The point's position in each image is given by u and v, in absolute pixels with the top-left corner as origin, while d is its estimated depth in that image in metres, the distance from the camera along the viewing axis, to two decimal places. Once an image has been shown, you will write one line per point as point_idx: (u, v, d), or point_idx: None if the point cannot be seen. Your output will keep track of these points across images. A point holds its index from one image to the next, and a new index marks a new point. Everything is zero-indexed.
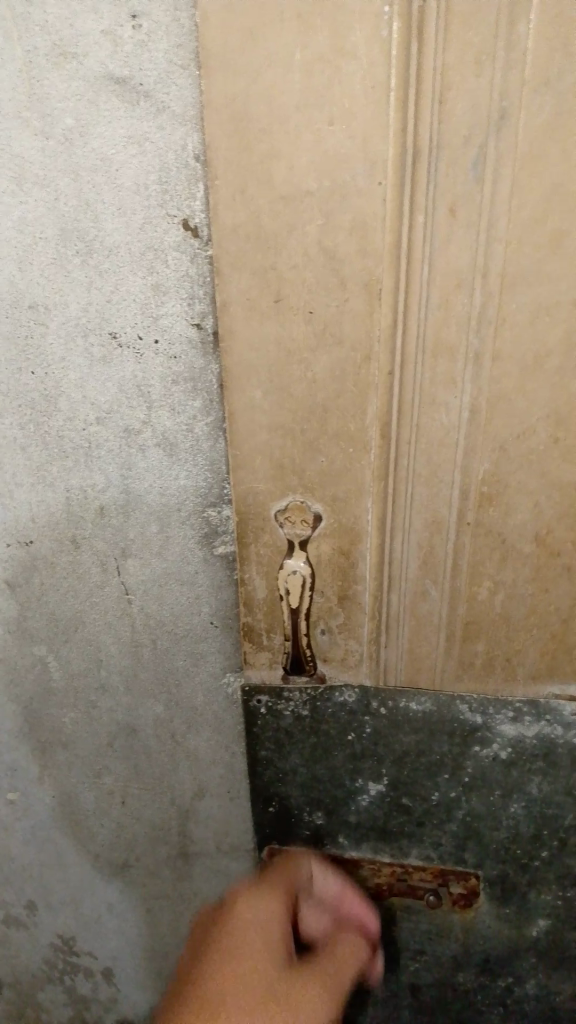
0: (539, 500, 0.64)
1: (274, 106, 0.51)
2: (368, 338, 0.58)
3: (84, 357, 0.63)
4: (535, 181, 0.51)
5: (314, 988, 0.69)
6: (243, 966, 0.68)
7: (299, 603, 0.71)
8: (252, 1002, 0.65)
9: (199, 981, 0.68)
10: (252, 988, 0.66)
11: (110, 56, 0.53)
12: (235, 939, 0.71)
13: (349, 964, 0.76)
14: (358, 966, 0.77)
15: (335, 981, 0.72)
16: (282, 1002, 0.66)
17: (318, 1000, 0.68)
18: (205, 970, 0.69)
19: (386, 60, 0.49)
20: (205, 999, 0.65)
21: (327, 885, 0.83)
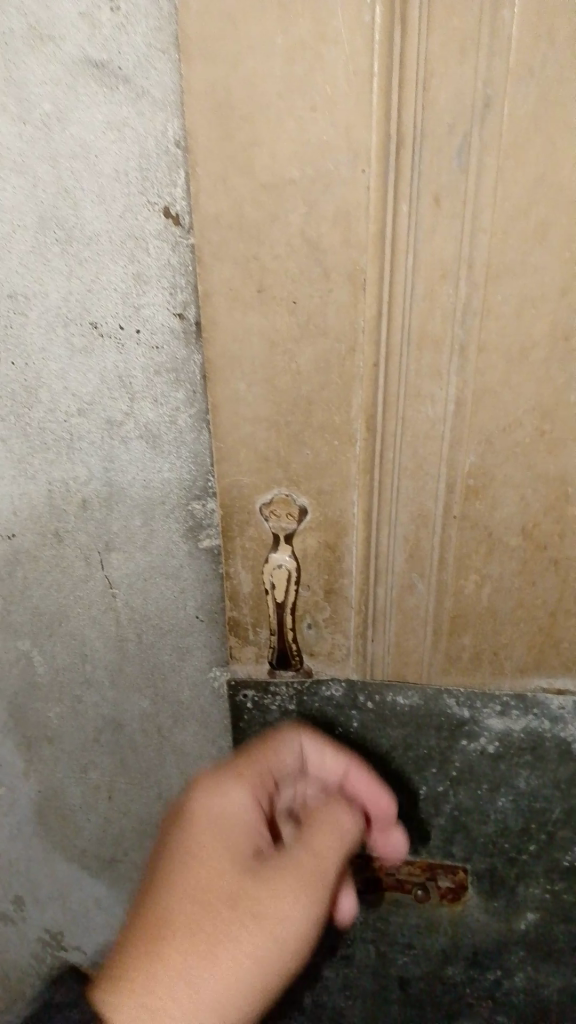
0: (525, 493, 0.63)
1: (255, 93, 0.50)
2: (353, 328, 0.58)
3: (65, 347, 0.62)
4: (519, 171, 0.51)
5: (282, 882, 0.59)
6: (197, 883, 0.59)
7: (285, 599, 0.70)
8: (204, 923, 0.57)
9: (152, 892, 0.60)
10: (207, 903, 0.58)
11: (88, 39, 0.51)
12: (193, 836, 0.62)
13: (333, 835, 0.65)
14: (353, 830, 0.67)
15: (315, 847, 0.63)
16: (241, 915, 0.57)
17: (288, 896, 0.59)
18: (159, 879, 0.60)
19: (368, 46, 0.48)
20: (154, 920, 0.57)
21: (321, 763, 0.74)
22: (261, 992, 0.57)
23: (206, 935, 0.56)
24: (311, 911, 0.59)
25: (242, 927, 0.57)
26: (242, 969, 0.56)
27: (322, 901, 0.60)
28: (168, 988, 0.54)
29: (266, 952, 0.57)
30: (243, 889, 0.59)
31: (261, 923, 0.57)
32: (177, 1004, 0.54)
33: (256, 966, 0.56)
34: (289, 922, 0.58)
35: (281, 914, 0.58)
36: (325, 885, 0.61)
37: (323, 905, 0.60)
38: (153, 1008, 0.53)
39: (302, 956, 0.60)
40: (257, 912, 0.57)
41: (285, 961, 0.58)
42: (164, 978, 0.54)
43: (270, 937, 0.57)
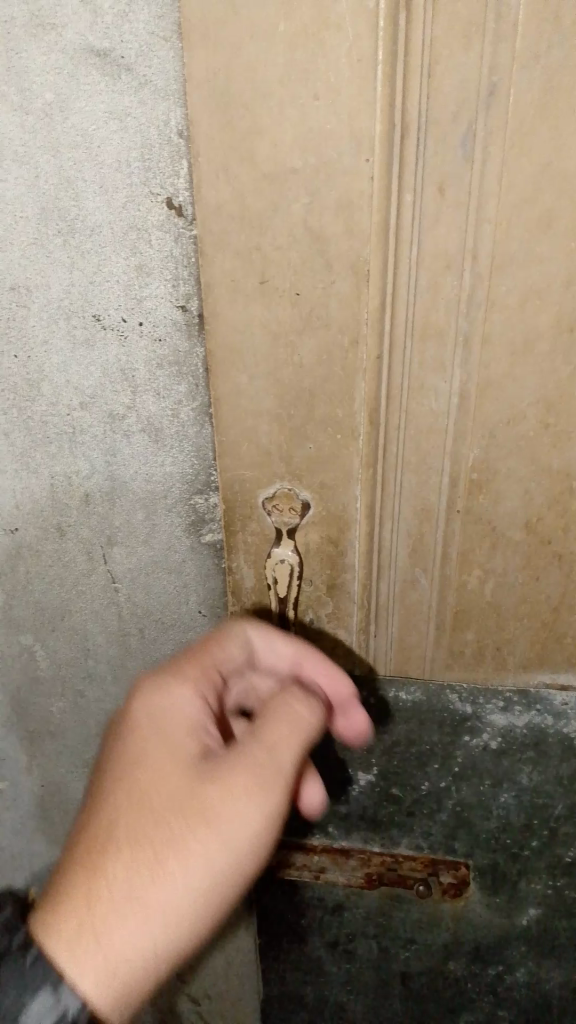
0: (530, 487, 0.63)
1: (257, 81, 0.50)
2: (356, 320, 0.57)
3: (67, 339, 0.62)
4: (524, 159, 0.50)
5: (231, 773, 0.53)
6: (135, 790, 0.53)
7: (287, 594, 0.70)
8: (143, 838, 0.51)
9: (92, 808, 0.54)
10: (146, 817, 0.51)
11: (90, 28, 0.51)
12: (131, 739, 0.57)
13: (293, 733, 0.57)
14: (313, 719, 0.58)
15: (268, 744, 0.55)
16: (185, 820, 0.51)
17: (237, 788, 0.52)
18: (99, 794, 0.55)
19: (372, 32, 0.48)
20: (90, 843, 0.51)
21: (275, 651, 0.66)
22: (222, 889, 0.51)
23: (146, 847, 0.50)
24: (267, 800, 0.52)
25: (188, 831, 0.51)
26: (192, 875, 0.50)
27: (285, 792, 0.54)
28: (108, 902, 0.48)
29: (218, 848, 0.51)
30: (186, 787, 0.53)
31: (209, 823, 0.51)
32: (118, 923, 0.48)
33: (209, 860, 0.50)
34: (241, 817, 0.51)
35: (225, 808, 0.51)
36: (282, 773, 0.54)
37: (284, 796, 0.54)
38: (93, 926, 0.48)
39: (275, 849, 0.54)
40: (206, 816, 0.51)
41: (248, 852, 0.52)
42: (101, 890, 0.49)
43: (221, 833, 0.51)
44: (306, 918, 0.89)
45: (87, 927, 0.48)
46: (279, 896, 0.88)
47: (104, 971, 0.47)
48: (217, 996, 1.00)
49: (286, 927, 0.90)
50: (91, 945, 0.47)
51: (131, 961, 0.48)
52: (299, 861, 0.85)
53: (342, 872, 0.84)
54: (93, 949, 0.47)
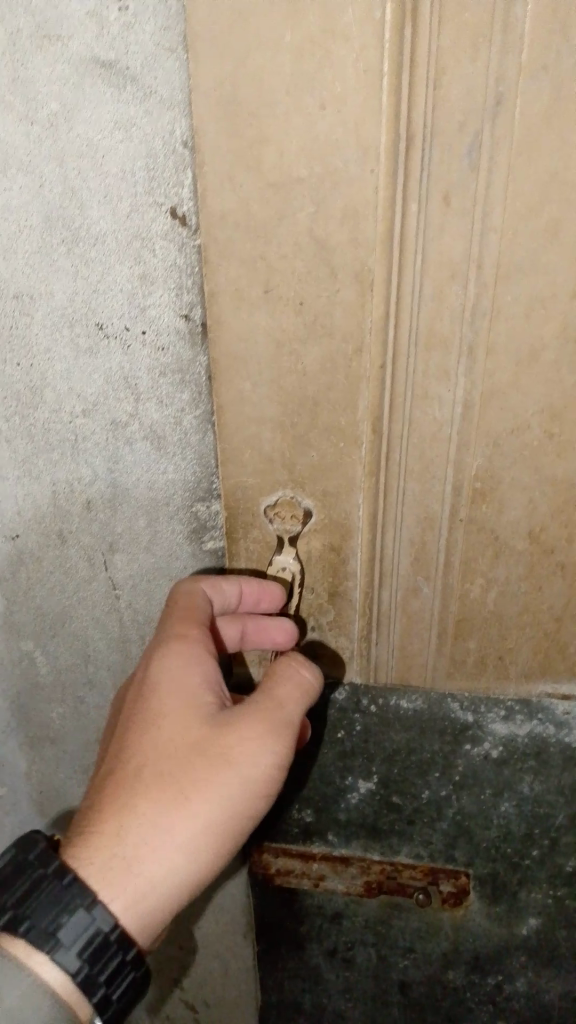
0: (533, 497, 0.63)
1: (264, 91, 0.50)
2: (360, 329, 0.57)
3: (70, 347, 0.62)
4: (531, 169, 0.51)
5: (243, 730, 0.62)
6: (157, 741, 0.61)
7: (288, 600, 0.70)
8: (165, 784, 0.59)
9: (119, 751, 0.63)
10: (167, 767, 0.60)
11: (96, 38, 0.51)
12: (149, 694, 0.64)
13: (290, 689, 0.65)
14: (311, 685, 0.67)
15: (272, 704, 0.64)
16: (202, 771, 0.60)
17: (247, 743, 0.61)
18: (124, 742, 0.63)
19: (378, 43, 0.48)
20: (120, 786, 0.60)
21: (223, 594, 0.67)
22: (232, 831, 0.61)
23: (168, 793, 0.59)
24: (272, 755, 0.62)
25: (204, 781, 0.60)
26: (207, 818, 0.59)
27: (287, 748, 0.63)
28: (137, 838, 0.58)
29: (230, 796, 0.60)
30: (202, 742, 0.61)
31: (223, 774, 0.60)
32: (147, 856, 0.58)
33: (221, 807, 0.60)
34: (250, 770, 0.61)
35: (242, 758, 0.61)
36: (285, 731, 0.63)
37: (286, 751, 0.63)
38: (126, 857, 0.58)
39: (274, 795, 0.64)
40: (220, 768, 0.60)
41: (254, 799, 0.61)
42: (132, 828, 0.58)
43: (232, 783, 0.60)
44: (305, 926, 0.89)
45: (121, 857, 0.57)
46: (277, 903, 0.88)
47: (134, 893, 0.57)
48: (215, 1001, 1.00)
49: (284, 935, 0.90)
50: (125, 872, 0.57)
51: (157, 886, 0.58)
52: (298, 869, 0.85)
53: (342, 879, 0.84)
54: (125, 876, 0.57)
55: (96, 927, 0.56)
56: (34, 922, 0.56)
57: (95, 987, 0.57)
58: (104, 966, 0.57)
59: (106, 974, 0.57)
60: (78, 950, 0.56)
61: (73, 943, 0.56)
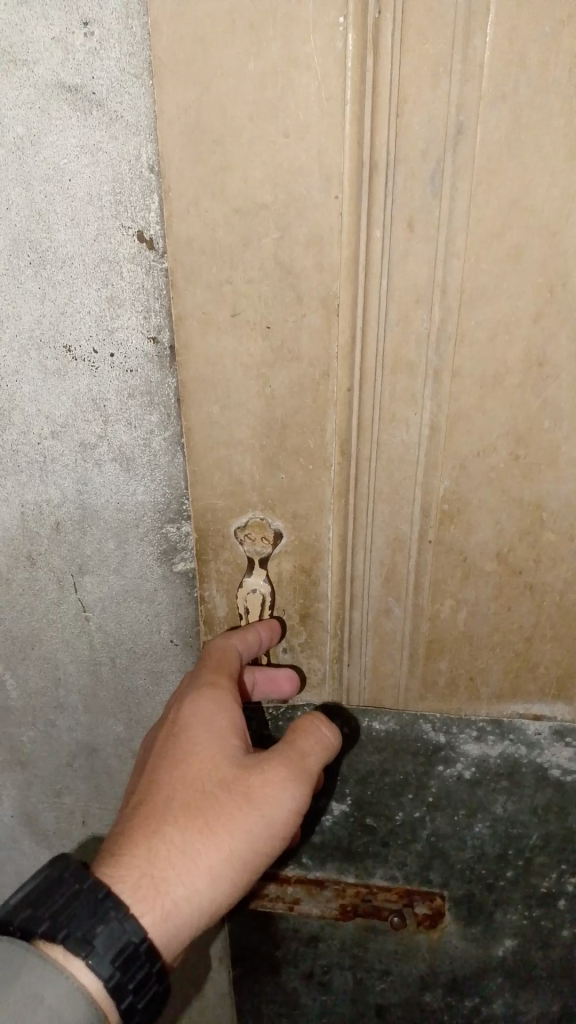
0: (501, 519, 0.63)
1: (228, 116, 0.50)
2: (326, 354, 0.57)
3: (38, 369, 0.61)
4: (492, 195, 0.51)
5: (269, 768, 0.61)
6: (188, 770, 0.60)
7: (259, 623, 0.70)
8: (195, 810, 0.58)
9: (149, 780, 0.61)
10: (196, 796, 0.58)
11: (61, 64, 0.50)
12: (180, 728, 0.62)
13: (311, 739, 0.65)
14: (331, 740, 0.67)
15: (296, 753, 0.63)
16: (229, 802, 0.58)
17: (274, 783, 0.60)
18: (153, 772, 0.61)
19: (340, 72, 0.48)
20: (149, 811, 0.58)
21: (248, 643, 0.67)
22: (252, 865, 0.59)
23: (197, 819, 0.57)
24: (295, 795, 0.60)
25: (231, 812, 0.58)
26: (232, 849, 0.57)
27: (308, 794, 0.62)
28: (166, 861, 0.56)
29: (254, 829, 0.58)
30: (232, 777, 0.59)
31: (248, 807, 0.58)
32: (175, 879, 0.56)
33: (247, 843, 0.58)
34: (274, 807, 0.59)
35: (270, 798, 0.59)
36: (306, 778, 0.62)
37: (307, 795, 0.62)
38: (155, 878, 0.56)
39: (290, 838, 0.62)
40: (246, 800, 0.59)
41: (275, 838, 0.60)
42: (162, 851, 0.56)
43: (257, 819, 0.58)
44: (281, 951, 0.88)
45: (150, 877, 0.55)
46: (253, 928, 0.87)
47: (160, 915, 0.55)
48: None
49: (261, 960, 0.89)
50: (151, 894, 0.55)
51: (181, 910, 0.56)
52: (272, 893, 0.84)
53: (317, 903, 0.83)
54: (152, 897, 0.55)
55: (129, 934, 0.53)
56: (70, 923, 0.53)
57: (123, 1001, 0.54)
58: (134, 979, 0.54)
59: (134, 988, 0.54)
60: (112, 959, 0.53)
61: (108, 950, 0.53)
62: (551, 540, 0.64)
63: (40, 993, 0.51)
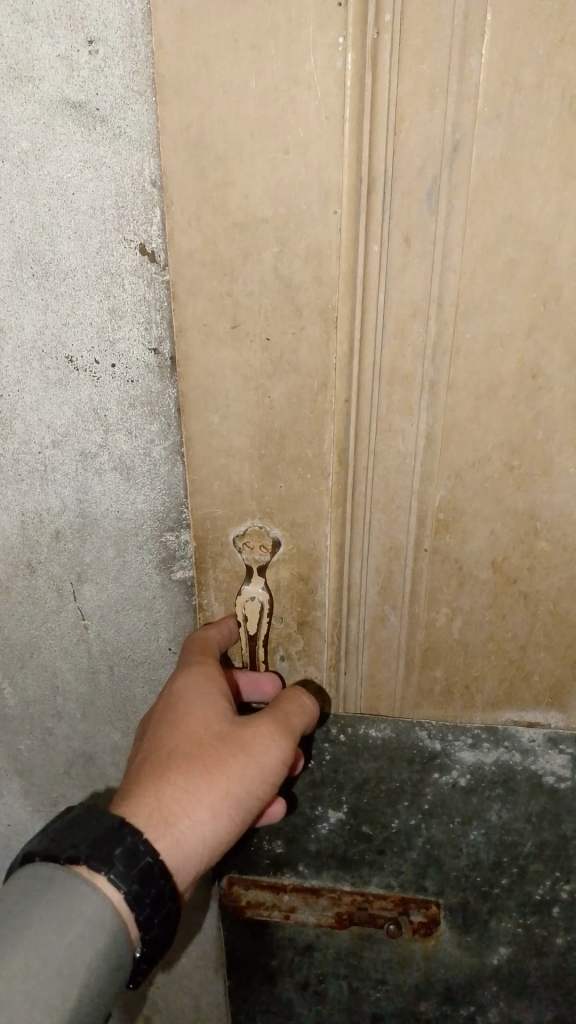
0: (495, 527, 0.64)
1: (229, 133, 0.51)
2: (324, 365, 0.58)
3: (40, 380, 0.62)
4: (488, 211, 0.52)
5: (258, 722, 0.63)
6: (186, 725, 0.62)
7: (257, 631, 0.70)
8: (195, 758, 0.60)
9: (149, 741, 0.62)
10: (194, 746, 0.60)
11: (66, 81, 0.52)
12: (175, 692, 0.64)
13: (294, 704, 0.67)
14: (312, 708, 0.68)
15: (282, 711, 0.65)
16: (225, 749, 0.60)
17: (264, 734, 0.62)
18: (152, 734, 0.63)
19: (339, 91, 0.49)
20: (152, 764, 0.60)
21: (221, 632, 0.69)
22: (249, 807, 0.60)
23: (197, 763, 0.59)
24: (283, 745, 0.62)
25: (227, 758, 0.60)
26: (230, 789, 0.59)
27: (295, 747, 0.64)
28: (172, 799, 0.57)
29: (249, 772, 0.60)
30: (226, 731, 0.61)
31: (242, 754, 0.60)
32: (181, 815, 0.57)
33: (244, 783, 0.60)
34: (266, 754, 0.61)
35: (260, 745, 0.61)
36: (295, 731, 0.64)
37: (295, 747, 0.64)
38: (163, 813, 0.57)
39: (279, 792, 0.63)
40: (239, 747, 0.61)
41: (268, 783, 0.61)
42: (167, 791, 0.58)
43: (251, 763, 0.60)
44: (276, 960, 0.88)
45: (157, 814, 0.57)
46: (249, 936, 0.87)
47: (169, 846, 0.56)
48: None
49: (256, 969, 0.89)
50: (160, 827, 0.56)
51: (187, 845, 0.57)
52: (269, 901, 0.84)
53: (313, 911, 0.84)
54: (162, 830, 0.56)
55: (143, 853, 0.54)
56: (91, 845, 0.54)
57: (141, 914, 0.54)
58: (151, 894, 0.54)
59: (151, 900, 0.54)
60: (131, 872, 0.54)
61: (128, 867, 0.54)
62: (545, 550, 0.65)
63: (75, 901, 0.53)
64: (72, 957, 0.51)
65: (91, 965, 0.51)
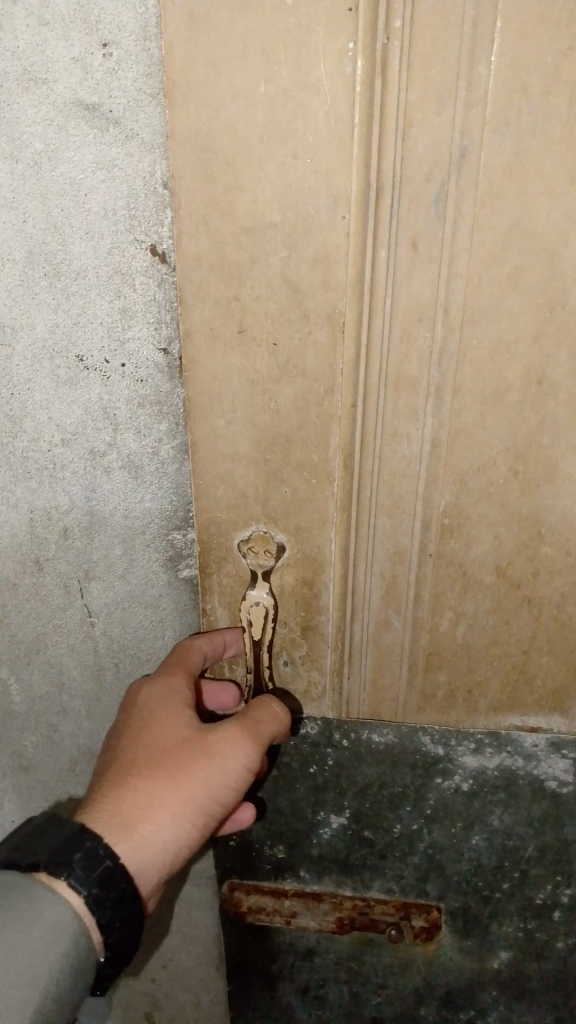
0: (499, 532, 0.64)
1: (236, 139, 0.52)
2: (331, 370, 0.59)
3: (50, 379, 0.62)
4: (495, 217, 0.53)
5: (222, 728, 0.64)
6: (151, 733, 0.63)
7: (262, 636, 0.70)
8: (158, 764, 0.61)
9: (114, 751, 0.64)
10: (157, 752, 0.62)
11: (80, 83, 0.52)
12: (143, 702, 0.66)
13: (264, 710, 0.67)
14: (283, 716, 0.68)
15: (250, 716, 0.66)
16: (188, 756, 0.62)
17: (228, 740, 0.63)
18: (117, 745, 0.64)
19: (349, 96, 0.50)
20: (117, 770, 0.62)
21: (211, 641, 0.70)
22: (211, 810, 0.62)
23: (158, 770, 0.61)
24: (247, 750, 0.64)
25: (189, 763, 0.61)
26: (192, 793, 0.61)
27: (260, 752, 0.65)
28: (134, 804, 0.59)
29: (210, 777, 0.62)
30: (189, 738, 0.63)
31: (205, 760, 0.62)
32: (142, 819, 0.59)
33: (206, 788, 0.61)
34: (229, 760, 0.63)
35: (223, 751, 0.63)
36: (264, 736, 0.65)
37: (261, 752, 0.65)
38: (124, 817, 0.58)
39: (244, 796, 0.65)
40: (202, 753, 0.62)
41: (230, 788, 0.63)
42: (129, 796, 0.59)
43: (214, 768, 0.62)
44: (276, 964, 0.88)
45: (120, 817, 0.58)
46: (249, 939, 0.87)
47: (130, 849, 0.57)
48: None
49: (256, 973, 0.89)
50: (122, 830, 0.58)
51: (150, 847, 0.58)
52: (270, 906, 0.84)
53: (315, 916, 0.84)
54: (123, 834, 0.58)
55: (103, 857, 0.56)
56: (51, 853, 0.55)
57: (102, 917, 0.55)
58: (111, 897, 0.55)
59: (112, 904, 0.55)
60: (90, 877, 0.55)
61: (87, 871, 0.55)
62: (549, 555, 0.65)
63: (40, 906, 0.54)
64: (35, 960, 0.53)
65: (52, 966, 0.53)
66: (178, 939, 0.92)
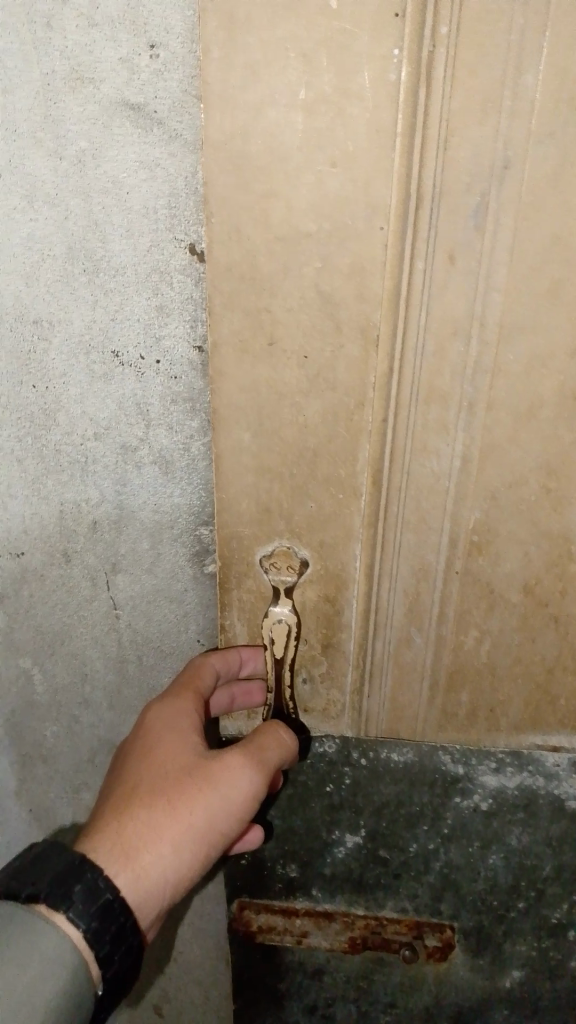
0: (528, 549, 0.64)
1: (275, 147, 0.52)
2: (362, 384, 0.58)
3: (85, 374, 0.63)
4: (536, 230, 0.52)
5: (227, 755, 0.65)
6: (155, 761, 0.64)
7: (284, 655, 0.70)
8: (160, 792, 0.62)
9: (119, 779, 0.65)
10: (159, 780, 0.63)
11: (126, 83, 0.53)
12: (149, 731, 0.67)
13: (270, 736, 0.68)
14: (290, 742, 0.68)
15: (256, 742, 0.66)
16: (190, 784, 0.62)
17: (232, 768, 0.64)
18: (123, 771, 0.65)
19: (391, 104, 0.50)
20: (119, 798, 0.62)
21: (224, 658, 0.71)
22: (214, 839, 0.62)
23: (160, 798, 0.62)
24: (251, 777, 0.64)
25: (191, 792, 0.62)
26: (193, 822, 0.61)
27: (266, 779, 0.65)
28: (135, 832, 0.60)
29: (212, 806, 0.62)
30: (192, 766, 0.64)
31: (207, 788, 0.62)
32: (143, 848, 0.59)
33: (207, 817, 0.62)
34: (232, 788, 0.63)
35: (226, 778, 0.63)
36: (269, 763, 0.65)
37: (267, 779, 0.65)
38: (124, 846, 0.59)
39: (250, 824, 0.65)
40: (203, 779, 0.63)
41: (234, 815, 0.63)
42: (130, 825, 0.60)
43: (216, 797, 0.62)
44: (284, 980, 0.87)
45: (120, 846, 0.59)
46: (258, 953, 0.87)
47: (130, 878, 0.58)
48: None
49: (264, 988, 0.88)
50: (122, 860, 0.58)
51: (151, 877, 0.59)
52: (280, 925, 0.84)
53: (325, 935, 0.84)
54: (122, 863, 0.58)
55: (104, 888, 0.56)
56: (51, 883, 0.56)
57: (101, 951, 0.56)
58: (111, 930, 0.56)
59: (111, 937, 0.56)
60: (89, 911, 0.55)
61: (86, 904, 0.55)
62: None
63: (38, 937, 0.55)
64: (31, 990, 0.53)
65: (49, 998, 0.53)
66: (189, 939, 0.93)
